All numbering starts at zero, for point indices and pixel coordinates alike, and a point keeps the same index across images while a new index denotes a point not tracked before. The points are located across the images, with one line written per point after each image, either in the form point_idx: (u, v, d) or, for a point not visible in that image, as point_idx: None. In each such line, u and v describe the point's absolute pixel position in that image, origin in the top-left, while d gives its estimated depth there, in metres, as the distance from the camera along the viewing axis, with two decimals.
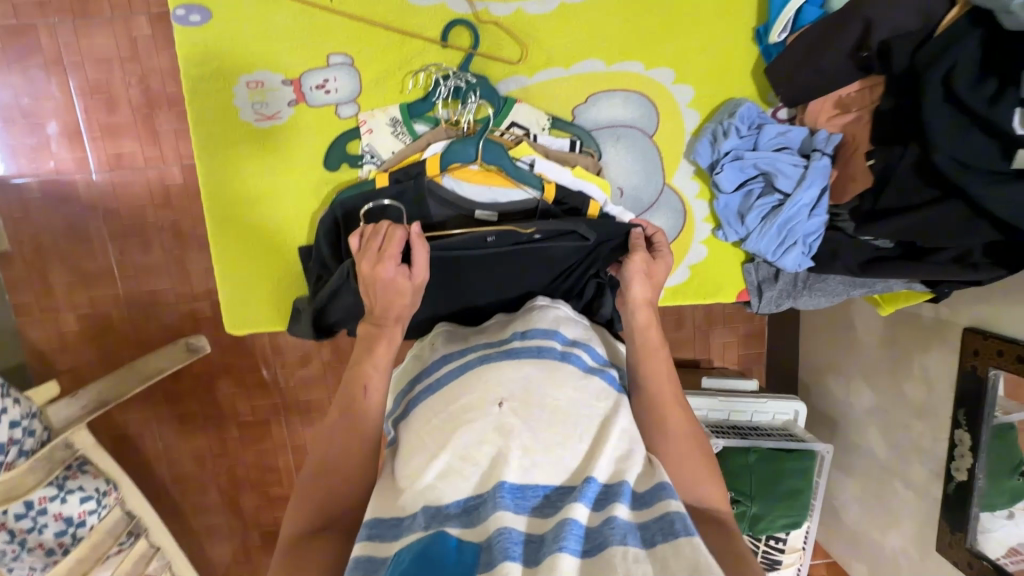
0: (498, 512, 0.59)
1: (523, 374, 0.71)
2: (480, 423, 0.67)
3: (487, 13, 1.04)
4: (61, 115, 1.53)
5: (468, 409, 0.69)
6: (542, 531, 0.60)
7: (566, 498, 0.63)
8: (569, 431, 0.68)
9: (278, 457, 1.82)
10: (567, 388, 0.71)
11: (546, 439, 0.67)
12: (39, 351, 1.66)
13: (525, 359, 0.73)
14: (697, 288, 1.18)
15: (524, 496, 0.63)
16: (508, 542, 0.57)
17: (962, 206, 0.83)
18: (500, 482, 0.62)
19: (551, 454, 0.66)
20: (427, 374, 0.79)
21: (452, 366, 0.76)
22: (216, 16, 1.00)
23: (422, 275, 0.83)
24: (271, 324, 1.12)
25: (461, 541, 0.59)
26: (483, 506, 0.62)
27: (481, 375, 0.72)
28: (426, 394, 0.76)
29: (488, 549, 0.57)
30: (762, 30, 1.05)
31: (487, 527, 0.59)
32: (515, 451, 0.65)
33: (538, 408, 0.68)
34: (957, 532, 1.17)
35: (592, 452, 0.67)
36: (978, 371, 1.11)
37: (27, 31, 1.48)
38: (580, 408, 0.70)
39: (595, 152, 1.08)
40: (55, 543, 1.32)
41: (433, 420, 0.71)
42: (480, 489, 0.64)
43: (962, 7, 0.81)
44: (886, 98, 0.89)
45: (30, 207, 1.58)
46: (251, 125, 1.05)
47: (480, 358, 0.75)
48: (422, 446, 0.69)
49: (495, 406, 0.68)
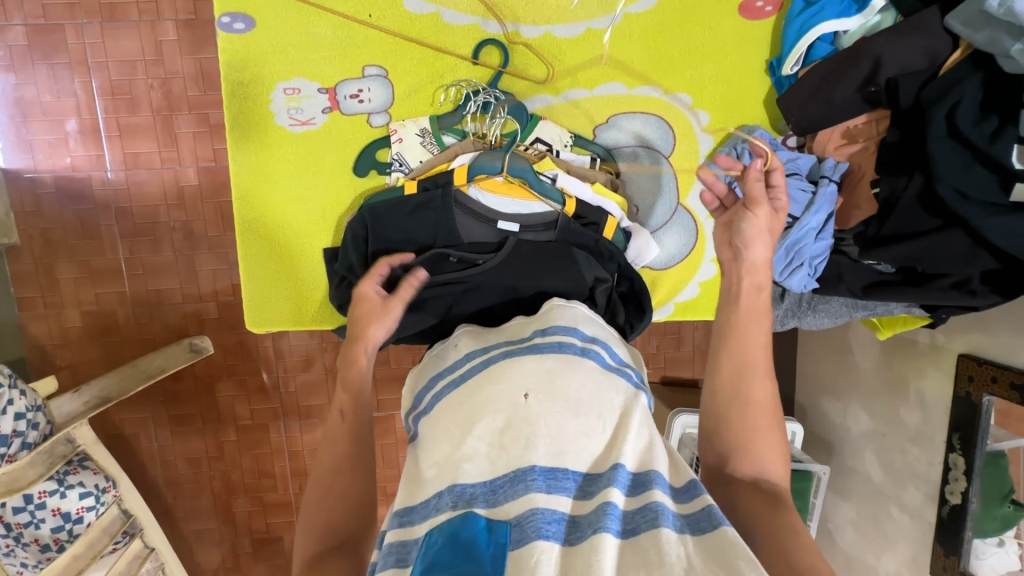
0: (529, 494, 0.61)
1: (545, 367, 0.74)
2: (509, 412, 0.70)
3: (517, 34, 1.09)
4: (81, 113, 1.56)
5: (495, 399, 0.71)
6: (579, 514, 0.62)
7: (596, 484, 0.64)
8: (592, 421, 0.70)
9: (275, 463, 1.80)
10: (588, 382, 0.73)
11: (572, 428, 0.68)
12: (40, 346, 1.65)
13: (548, 354, 0.76)
14: (708, 302, 1.21)
15: (554, 478, 0.64)
16: (541, 522, 0.59)
17: (961, 234, 0.89)
18: (530, 465, 0.63)
19: (578, 445, 0.67)
20: (448, 371, 0.81)
21: (475, 362, 0.79)
22: (258, 26, 1.05)
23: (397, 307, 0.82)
24: (290, 323, 1.14)
25: (491, 521, 0.61)
26: (510, 485, 0.63)
27: (505, 370, 0.74)
28: (449, 389, 0.78)
29: (519, 527, 0.59)
30: (775, 63, 1.11)
31: (516, 506, 0.61)
32: (542, 440, 0.66)
33: (562, 399, 0.71)
34: (952, 555, 1.19)
35: (615, 441, 0.69)
36: (972, 398, 1.15)
37: (55, 31, 1.52)
38: (602, 400, 0.72)
39: (614, 169, 1.13)
40: (51, 539, 1.29)
41: (460, 412, 0.73)
42: (506, 468, 0.65)
43: (964, 50, 0.89)
44: (892, 131, 0.96)
45: (43, 202, 1.60)
46: (285, 129, 1.08)
47: (503, 354, 0.78)
48: (446, 434, 0.71)
49: (521, 398, 0.70)
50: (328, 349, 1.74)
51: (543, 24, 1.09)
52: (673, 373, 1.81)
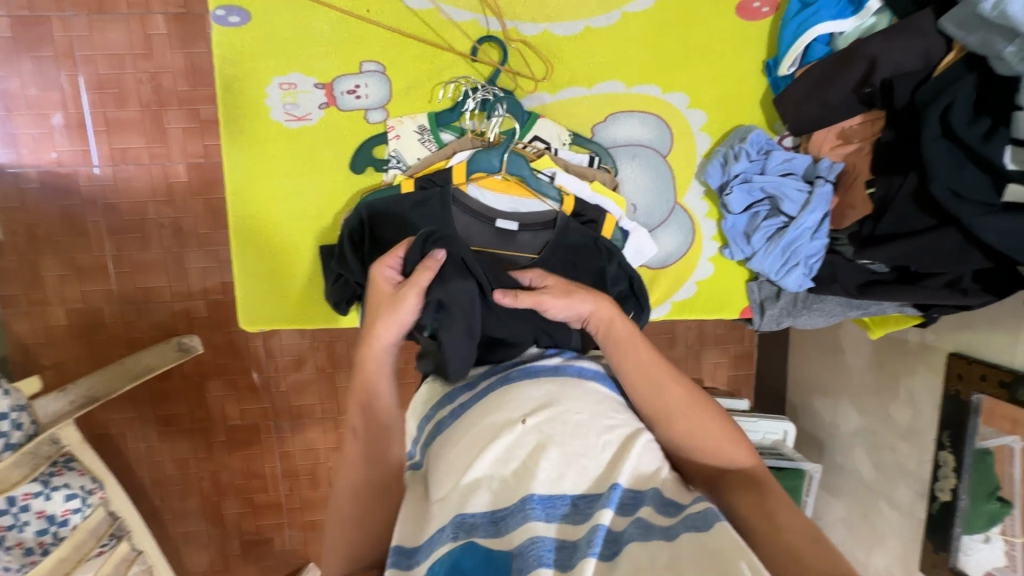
0: (528, 523, 0.62)
1: (543, 391, 0.74)
2: (509, 440, 0.69)
3: (516, 32, 1.09)
4: (67, 108, 1.53)
5: (494, 427, 0.71)
6: (574, 538, 0.62)
7: (594, 505, 0.64)
8: (591, 443, 0.69)
9: (266, 463, 1.78)
10: (587, 403, 0.73)
11: (571, 452, 0.68)
12: (24, 345, 1.62)
13: (546, 378, 0.77)
14: (705, 302, 1.21)
15: (553, 506, 0.64)
16: (541, 550, 0.59)
17: (955, 233, 0.90)
18: (529, 494, 0.64)
19: (579, 469, 0.67)
20: (450, 401, 0.80)
21: (475, 392, 0.78)
22: (254, 20, 1.03)
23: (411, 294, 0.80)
24: (284, 322, 1.13)
25: (492, 550, 0.61)
26: (511, 517, 0.63)
27: (504, 397, 0.74)
28: (451, 419, 0.77)
29: (520, 556, 0.60)
30: (773, 63, 1.12)
31: (517, 536, 0.62)
32: (543, 466, 0.66)
33: (561, 423, 0.70)
34: (941, 551, 1.21)
35: (616, 460, 0.67)
36: (961, 396, 1.17)
37: (40, 23, 1.48)
38: (602, 420, 0.71)
39: (613, 169, 1.13)
40: (35, 543, 1.23)
41: (462, 441, 0.71)
42: (506, 501, 0.65)
43: (957, 52, 0.90)
44: (887, 131, 0.97)
45: (27, 197, 1.56)
46: (281, 125, 1.07)
47: (501, 381, 0.78)
48: (450, 465, 0.70)
49: (519, 424, 0.70)
50: (320, 348, 1.72)
51: (542, 21, 1.09)
52: None
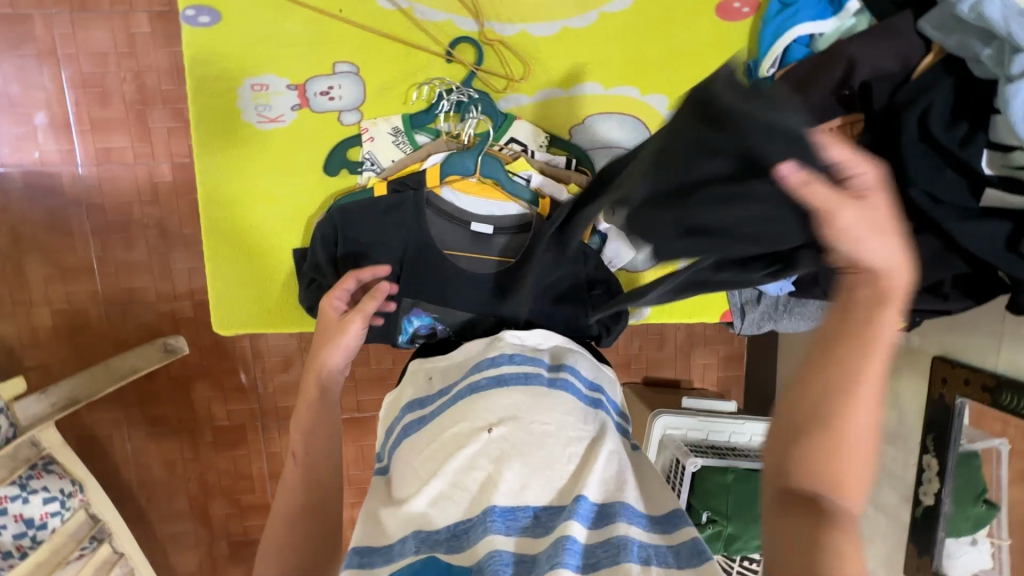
0: (489, 536, 0.61)
1: (511, 400, 0.72)
2: (474, 449, 0.68)
3: (492, 32, 1.08)
4: (50, 107, 1.52)
5: (460, 436, 0.70)
6: (534, 551, 0.60)
7: (557, 518, 0.63)
8: (556, 454, 0.68)
9: (252, 464, 1.77)
10: (555, 412, 0.71)
11: (535, 463, 0.67)
12: (7, 345, 1.60)
13: (514, 385, 0.74)
14: (684, 306, 1.21)
15: (514, 518, 0.63)
16: (499, 564, 0.58)
17: (934, 240, 0.91)
18: (490, 506, 0.63)
19: (542, 479, 0.66)
20: (419, 406, 0.79)
21: (444, 398, 0.77)
22: (226, 20, 1.02)
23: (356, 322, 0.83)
24: (259, 326, 1.11)
25: (452, 564, 0.60)
26: (472, 530, 0.62)
27: (471, 405, 0.72)
28: (418, 425, 0.76)
29: (480, 572, 0.58)
30: (753, 65, 1.10)
31: (479, 549, 0.60)
32: (507, 476, 0.65)
33: (527, 434, 0.69)
34: (925, 556, 1.20)
35: (581, 472, 0.67)
36: (945, 399, 1.16)
37: (22, 20, 1.47)
38: (568, 431, 0.70)
39: (591, 171, 1.11)
40: (12, 546, 1.22)
41: (427, 450, 0.71)
42: (469, 513, 0.64)
43: (935, 54, 0.89)
44: (864, 134, 0.91)
45: (11, 196, 1.55)
46: (253, 126, 1.06)
47: (468, 387, 0.76)
48: (415, 473, 0.70)
49: (485, 433, 0.69)
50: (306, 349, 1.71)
51: (518, 22, 1.08)
52: (655, 373, 1.82)
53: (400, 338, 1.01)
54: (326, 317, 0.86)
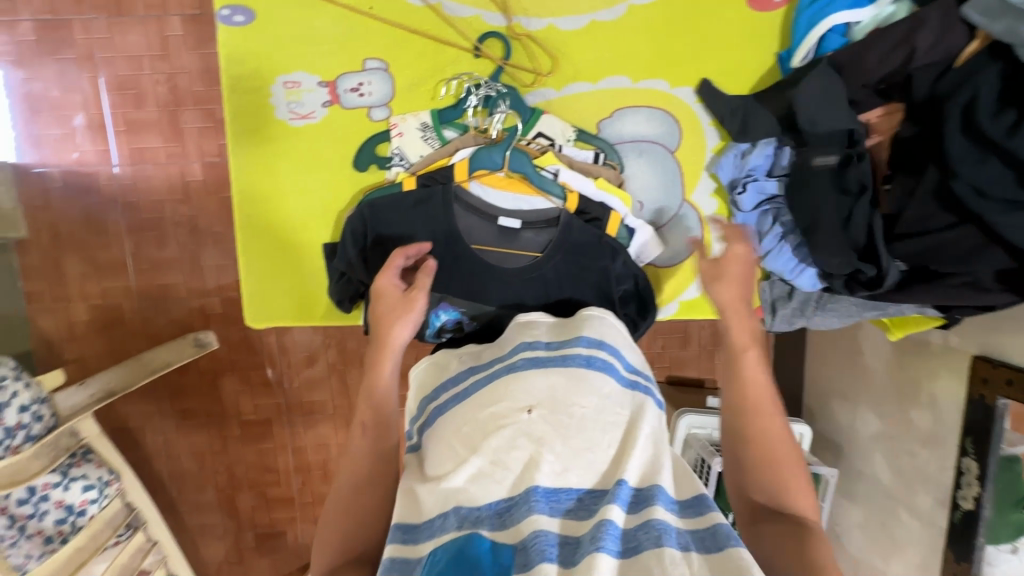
0: (532, 515, 0.60)
1: (549, 382, 0.71)
2: (513, 429, 0.68)
3: (520, 27, 1.08)
4: (87, 108, 1.57)
5: (499, 416, 0.69)
6: (578, 534, 0.60)
7: (600, 501, 0.63)
8: (597, 436, 0.68)
9: (279, 458, 1.81)
10: (593, 396, 0.70)
11: (575, 446, 0.67)
12: (47, 339, 1.66)
13: (553, 368, 0.73)
14: (713, 301, 1.18)
15: (557, 500, 0.63)
16: (544, 544, 0.57)
17: (976, 233, 0.87)
18: (532, 486, 0.63)
19: (582, 461, 0.66)
20: (452, 384, 0.79)
21: (480, 377, 0.76)
22: (260, 18, 1.04)
23: (418, 298, 0.85)
24: (291, 318, 1.13)
25: (495, 543, 0.60)
26: (515, 508, 0.63)
27: (509, 386, 0.72)
28: (453, 403, 0.75)
29: (524, 550, 0.58)
30: (785, 55, 1.08)
31: (522, 528, 0.60)
32: (547, 458, 0.65)
33: (566, 415, 0.69)
34: (963, 562, 1.16)
35: (621, 456, 0.67)
36: (985, 401, 1.12)
37: (62, 26, 1.52)
38: (607, 415, 0.70)
39: (618, 165, 1.11)
40: (54, 531, 1.30)
41: (464, 428, 0.71)
42: (511, 492, 0.64)
43: (981, 40, 0.86)
44: (906, 126, 0.94)
45: (51, 195, 1.60)
46: (285, 123, 1.08)
47: (506, 367, 0.75)
48: (451, 450, 0.70)
49: (524, 414, 0.69)
50: (331, 346, 1.73)
51: (546, 16, 1.08)
52: (679, 372, 1.79)
53: (425, 332, 1.01)
54: (382, 298, 0.86)
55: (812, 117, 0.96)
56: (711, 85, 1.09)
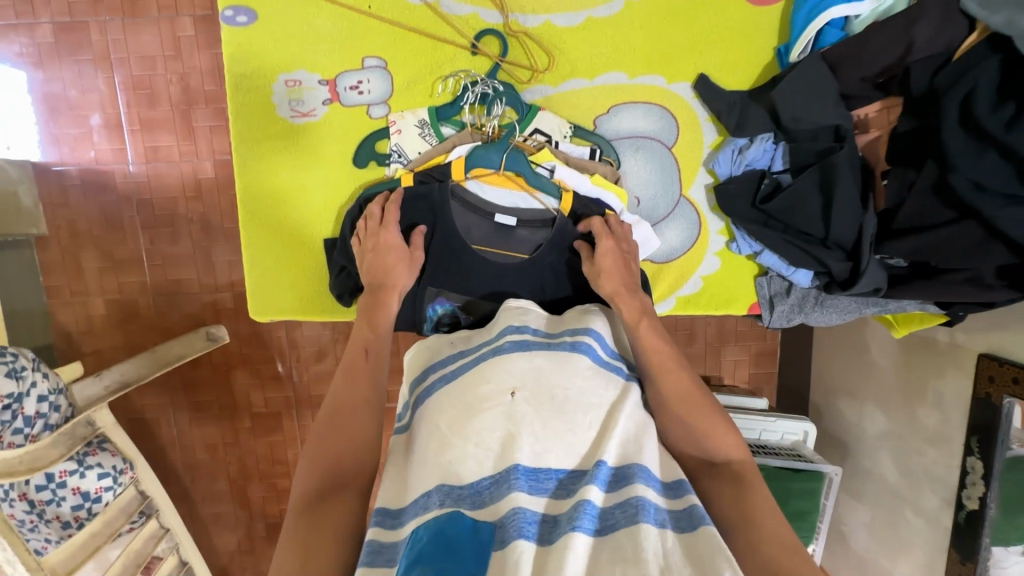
0: (512, 493, 0.62)
1: (532, 365, 0.73)
2: (497, 410, 0.69)
3: (517, 24, 1.08)
4: (104, 108, 1.61)
5: (482, 398, 0.70)
6: (557, 512, 0.62)
7: (579, 481, 0.64)
8: (578, 419, 0.69)
9: (288, 450, 1.85)
10: (576, 378, 0.72)
11: (556, 427, 0.68)
12: (67, 333, 1.72)
13: (536, 351, 0.74)
14: (710, 297, 1.18)
15: (537, 479, 0.65)
16: (522, 521, 0.59)
17: (977, 228, 0.86)
18: (514, 464, 0.64)
19: (562, 442, 0.67)
20: (439, 366, 0.80)
21: (465, 360, 0.77)
22: (262, 18, 1.07)
23: (419, 255, 0.99)
24: (294, 311, 1.16)
25: (477, 521, 0.62)
26: (496, 487, 0.64)
27: (493, 368, 0.73)
28: (439, 384, 0.77)
29: (503, 527, 0.60)
30: (783, 50, 1.07)
31: (502, 506, 0.62)
32: (527, 439, 0.66)
33: (548, 398, 0.70)
34: (968, 562, 1.15)
35: (601, 436, 0.68)
36: (992, 400, 1.10)
37: (79, 28, 1.57)
38: (589, 397, 0.71)
39: (615, 161, 1.11)
40: (71, 517, 1.36)
41: (448, 408, 0.72)
42: (493, 471, 0.66)
43: (980, 33, 0.85)
44: (905, 120, 0.92)
45: (70, 193, 1.66)
46: (287, 121, 1.10)
47: (491, 350, 0.76)
48: (435, 430, 0.71)
49: (507, 396, 0.70)
50: (339, 340, 1.76)
51: (543, 12, 1.08)
52: None
53: (424, 327, 1.03)
54: (387, 252, 0.96)
55: (793, 112, 0.99)
56: (708, 81, 1.09)
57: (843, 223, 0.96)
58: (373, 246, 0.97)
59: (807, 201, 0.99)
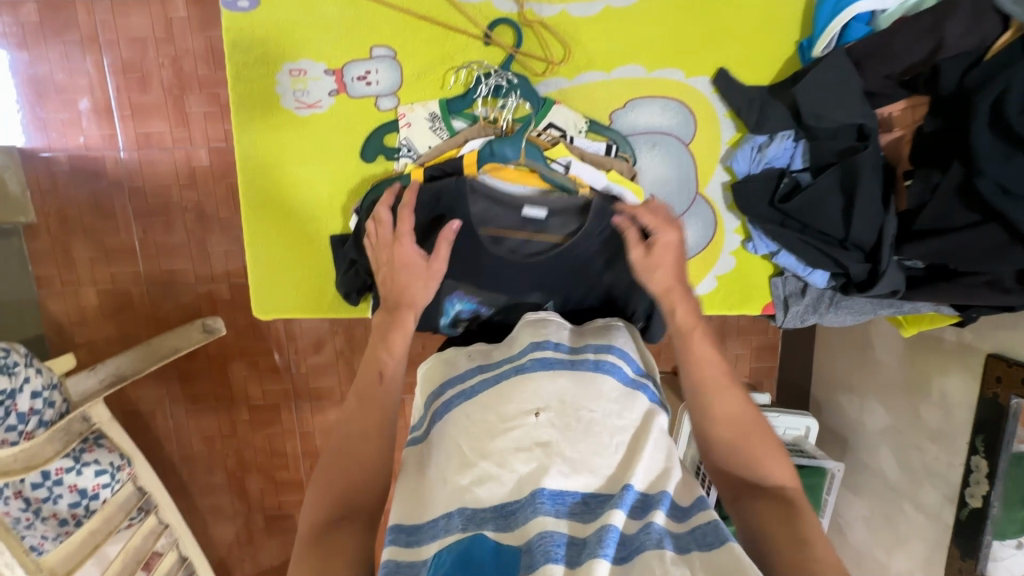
0: (538, 517, 0.60)
1: (557, 386, 0.71)
2: (521, 433, 0.67)
3: (532, 13, 1.04)
4: (92, 92, 1.55)
5: (506, 418, 0.69)
6: (584, 535, 0.60)
7: (605, 504, 0.63)
8: (604, 441, 0.68)
9: (286, 443, 1.83)
10: (602, 400, 0.70)
11: (582, 451, 0.67)
12: (59, 324, 1.68)
13: (560, 370, 0.72)
14: (725, 297, 1.17)
15: (563, 502, 0.63)
16: (551, 544, 0.58)
17: (999, 231, 0.85)
18: (538, 488, 0.63)
19: (588, 466, 0.66)
20: (457, 381, 0.77)
21: (486, 376, 0.75)
22: (264, 4, 1.01)
23: (439, 268, 0.88)
24: (297, 310, 1.13)
25: (500, 543, 0.60)
26: (521, 511, 0.63)
27: (518, 388, 0.71)
28: (458, 399, 0.74)
29: (529, 552, 0.58)
30: (805, 44, 1.04)
31: (528, 530, 0.60)
32: (554, 463, 0.65)
33: (574, 419, 0.69)
34: (968, 558, 1.16)
35: (628, 460, 0.67)
36: (999, 399, 1.10)
37: (66, 7, 1.50)
38: (616, 420, 0.70)
39: (631, 157, 1.08)
40: (69, 514, 1.32)
41: (469, 428, 0.70)
42: (516, 495, 0.64)
43: (1015, 31, 0.83)
44: (931, 120, 0.91)
45: (58, 180, 1.60)
46: (292, 112, 1.06)
47: (514, 368, 0.73)
48: (456, 451, 0.69)
49: (531, 417, 0.68)
50: (338, 333, 1.73)
51: (559, 2, 1.04)
52: None
53: (441, 322, 1.00)
54: (402, 269, 0.88)
55: (814, 109, 0.95)
56: (728, 75, 1.06)
57: (863, 224, 0.95)
58: (389, 259, 0.90)
59: (826, 205, 0.98)
